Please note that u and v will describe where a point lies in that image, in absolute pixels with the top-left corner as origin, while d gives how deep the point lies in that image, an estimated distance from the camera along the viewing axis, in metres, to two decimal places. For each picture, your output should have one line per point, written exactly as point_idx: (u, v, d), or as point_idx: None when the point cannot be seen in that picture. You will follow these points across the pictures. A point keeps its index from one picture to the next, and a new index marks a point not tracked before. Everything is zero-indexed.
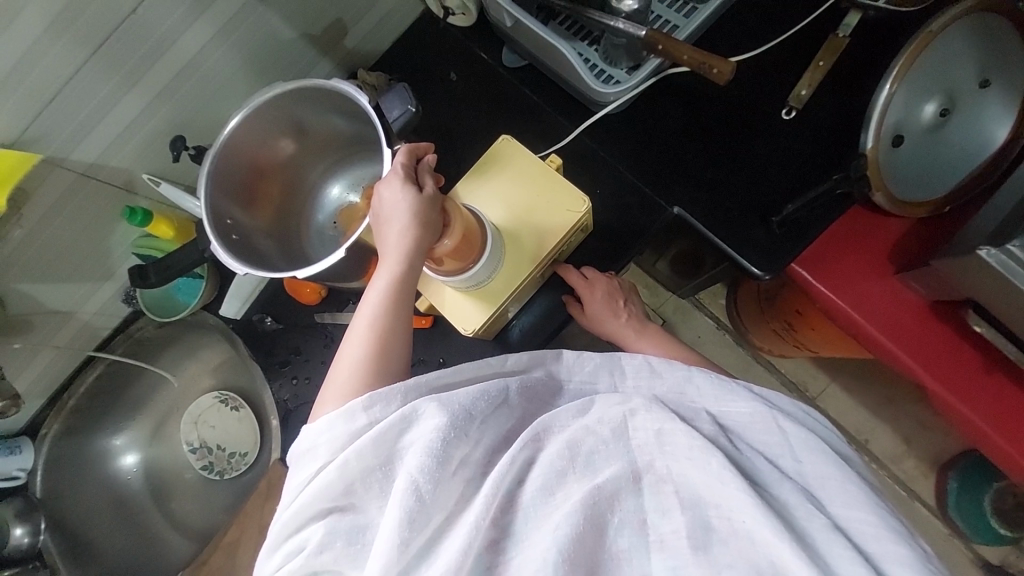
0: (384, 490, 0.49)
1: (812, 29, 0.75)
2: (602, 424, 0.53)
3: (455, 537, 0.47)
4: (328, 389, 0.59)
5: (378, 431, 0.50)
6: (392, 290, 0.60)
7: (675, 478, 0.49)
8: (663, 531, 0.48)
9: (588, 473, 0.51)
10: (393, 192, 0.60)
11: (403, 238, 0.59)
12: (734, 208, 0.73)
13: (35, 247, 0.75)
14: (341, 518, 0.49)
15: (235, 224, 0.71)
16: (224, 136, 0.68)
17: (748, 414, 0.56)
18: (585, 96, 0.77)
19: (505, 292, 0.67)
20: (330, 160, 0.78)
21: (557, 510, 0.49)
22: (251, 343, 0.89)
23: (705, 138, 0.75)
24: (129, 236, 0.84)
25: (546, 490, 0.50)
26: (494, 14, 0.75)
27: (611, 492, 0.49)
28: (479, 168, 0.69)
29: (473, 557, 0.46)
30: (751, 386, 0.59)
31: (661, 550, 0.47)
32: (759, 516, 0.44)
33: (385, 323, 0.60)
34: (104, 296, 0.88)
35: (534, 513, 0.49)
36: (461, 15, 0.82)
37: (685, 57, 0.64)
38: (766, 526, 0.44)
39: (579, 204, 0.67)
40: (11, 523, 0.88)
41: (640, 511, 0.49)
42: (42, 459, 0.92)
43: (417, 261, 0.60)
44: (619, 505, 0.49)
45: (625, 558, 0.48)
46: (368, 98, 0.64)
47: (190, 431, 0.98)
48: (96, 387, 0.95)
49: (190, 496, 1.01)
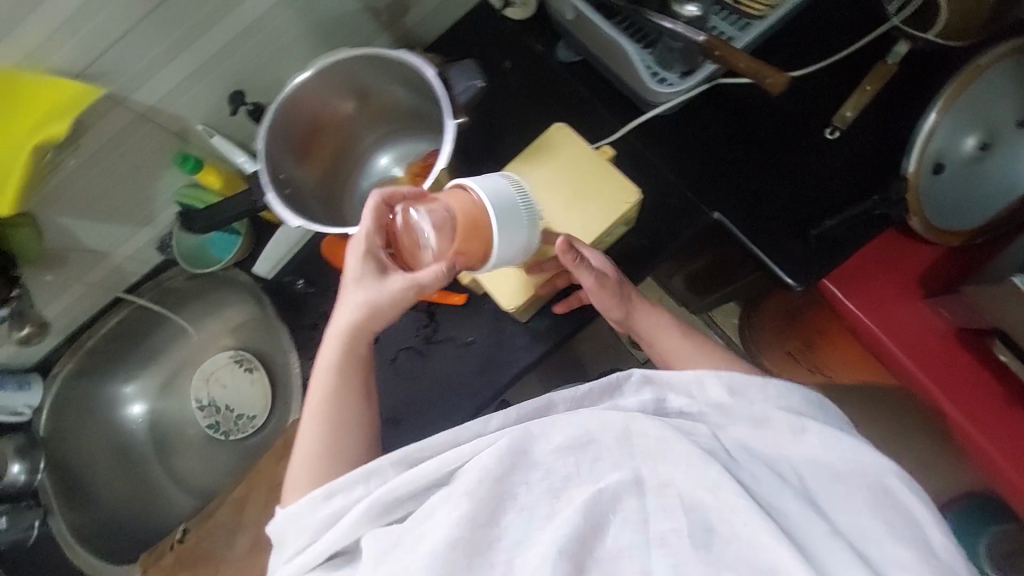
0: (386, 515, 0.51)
1: (860, 55, 0.77)
2: (603, 433, 0.51)
3: (441, 530, 0.47)
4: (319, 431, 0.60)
5: (343, 523, 0.51)
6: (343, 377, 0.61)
7: (677, 484, 0.48)
8: (665, 528, 0.47)
9: (591, 477, 0.50)
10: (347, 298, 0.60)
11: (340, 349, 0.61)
12: (773, 219, 0.75)
13: (83, 182, 0.75)
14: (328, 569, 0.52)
15: (286, 178, 0.72)
16: (291, 88, 0.68)
17: (747, 425, 0.55)
18: (637, 96, 0.78)
19: (548, 276, 0.70)
20: (384, 129, 0.79)
21: (559, 512, 0.48)
22: (279, 304, 0.88)
23: (750, 149, 0.77)
24: (173, 184, 0.85)
25: (551, 492, 0.49)
26: (556, 8, 0.77)
27: (615, 496, 0.48)
28: (529, 155, 0.69)
29: (473, 548, 0.47)
30: (760, 384, 0.56)
31: (664, 547, 0.46)
32: (760, 517, 0.45)
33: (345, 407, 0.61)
34: (139, 242, 0.88)
35: (537, 514, 0.49)
36: (518, 8, 0.85)
37: (742, 65, 0.66)
38: (767, 527, 0.45)
39: (629, 196, 0.66)
40: (9, 459, 0.88)
41: (643, 510, 0.48)
42: (50, 396, 0.93)
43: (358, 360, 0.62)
44: (621, 505, 0.48)
45: (624, 556, 0.46)
46: (433, 70, 0.65)
47: (200, 388, 1.02)
48: (116, 332, 0.96)
49: (191, 454, 1.02)
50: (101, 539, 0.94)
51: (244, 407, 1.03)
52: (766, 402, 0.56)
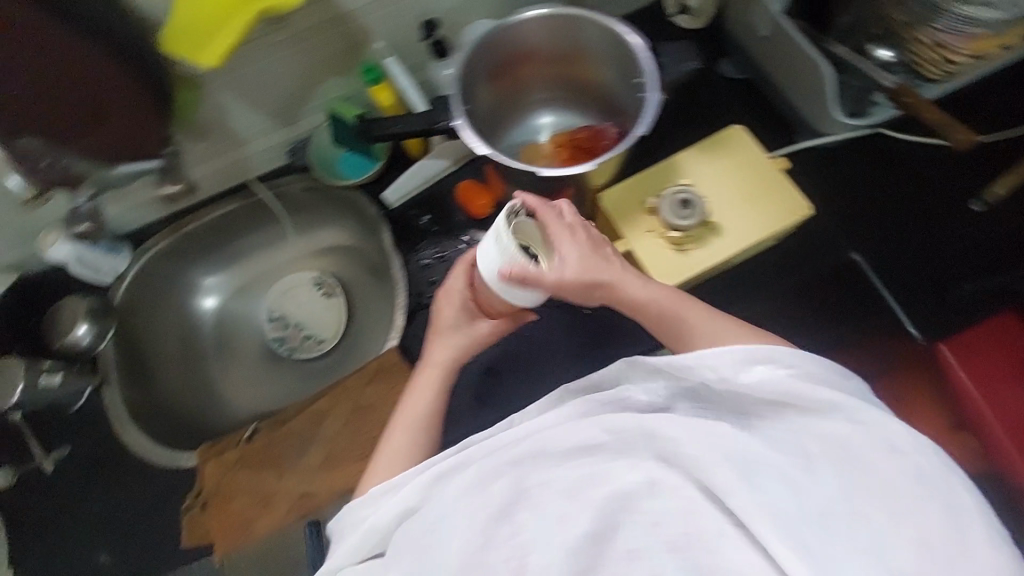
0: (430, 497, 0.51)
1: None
2: (614, 432, 0.46)
3: (458, 517, 0.46)
4: (420, 419, 0.62)
5: (385, 510, 0.53)
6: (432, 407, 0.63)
7: (667, 483, 0.41)
8: (671, 529, 0.39)
9: (599, 468, 0.44)
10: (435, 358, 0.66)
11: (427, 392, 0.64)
12: (911, 273, 0.77)
13: (257, 67, 0.73)
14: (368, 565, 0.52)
15: (470, 100, 0.73)
16: (517, 21, 0.69)
17: (795, 419, 0.45)
18: (808, 126, 0.79)
19: (707, 261, 0.66)
20: (565, 97, 0.80)
21: (569, 510, 0.43)
22: (397, 234, 0.88)
23: (900, 201, 0.79)
24: (326, 93, 0.83)
25: (550, 484, 0.45)
26: (751, 21, 0.76)
27: (625, 496, 0.42)
28: (706, 146, 0.69)
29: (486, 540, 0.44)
30: (787, 375, 0.48)
31: (675, 550, 0.39)
32: (745, 518, 0.38)
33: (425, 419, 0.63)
34: (273, 141, 0.88)
35: (523, 505, 0.45)
36: (692, 17, 0.84)
37: (928, 115, 0.67)
38: (768, 532, 0.37)
39: (801, 209, 0.67)
40: (79, 318, 0.84)
41: (656, 512, 0.41)
42: (136, 267, 0.91)
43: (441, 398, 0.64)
44: (630, 500, 0.41)
45: (637, 557, 0.39)
46: (643, 44, 0.68)
47: (276, 300, 0.99)
48: (218, 223, 0.95)
49: (245, 364, 0.97)
50: (156, 417, 0.88)
51: (313, 328, 0.98)
52: (802, 391, 0.46)
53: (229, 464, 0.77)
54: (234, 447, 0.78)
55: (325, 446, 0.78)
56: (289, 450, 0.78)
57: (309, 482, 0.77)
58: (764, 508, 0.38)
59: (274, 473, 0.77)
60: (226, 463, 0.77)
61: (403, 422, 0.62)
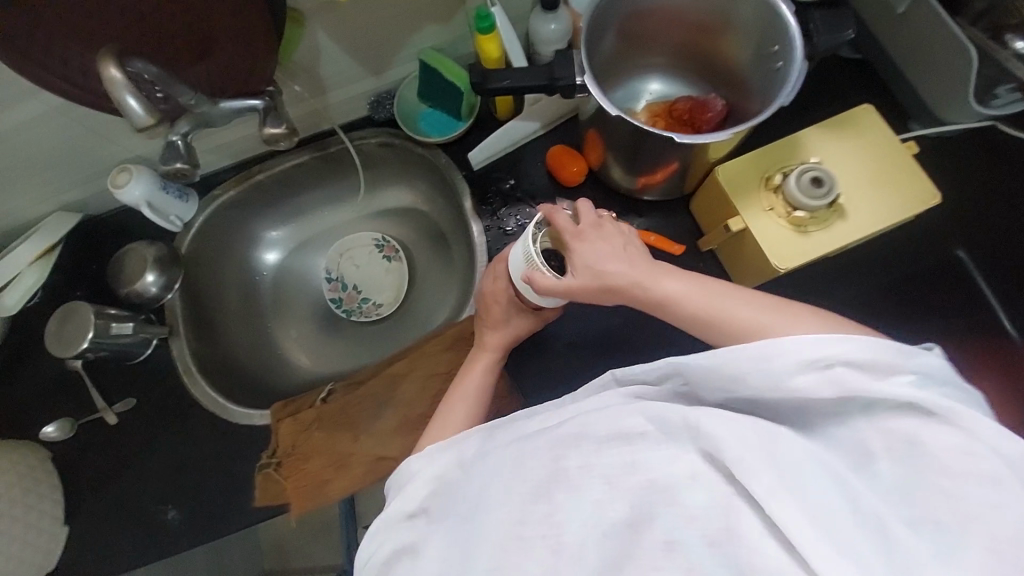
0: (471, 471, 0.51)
1: None
2: (654, 423, 0.44)
3: (494, 495, 0.46)
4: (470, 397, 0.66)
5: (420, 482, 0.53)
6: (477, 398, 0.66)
7: (710, 479, 0.40)
8: (711, 528, 0.38)
9: (642, 459, 0.43)
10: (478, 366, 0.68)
11: (475, 383, 0.67)
12: (1016, 272, 0.75)
13: (359, 7, 0.69)
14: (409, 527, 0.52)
15: (596, 47, 0.69)
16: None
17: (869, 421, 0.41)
18: (926, 112, 0.75)
19: (827, 246, 0.63)
20: (687, 62, 0.76)
21: (609, 498, 0.42)
22: (479, 198, 0.84)
23: (1016, 198, 0.75)
24: (423, 40, 0.80)
25: (585, 466, 0.44)
26: None
27: (666, 487, 0.41)
28: (832, 124, 0.67)
29: (522, 522, 0.44)
30: (852, 374, 0.41)
31: (714, 546, 0.38)
32: (790, 525, 0.36)
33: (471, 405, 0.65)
34: (356, 90, 0.84)
35: (560, 485, 0.44)
36: None
37: None
38: (813, 535, 0.35)
39: (928, 197, 0.63)
40: (147, 266, 0.81)
41: (695, 505, 0.40)
42: (201, 217, 0.87)
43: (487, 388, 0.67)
44: (674, 498, 0.40)
45: (673, 551, 0.38)
46: (796, 22, 0.60)
47: (334, 261, 0.97)
48: (289, 175, 0.90)
49: (303, 323, 0.95)
50: (225, 375, 0.85)
51: (372, 292, 0.96)
52: (864, 389, 0.41)
53: (306, 423, 0.76)
54: (309, 407, 0.77)
55: (401, 410, 0.77)
56: (366, 412, 0.77)
57: (385, 446, 0.75)
58: (816, 513, 0.36)
59: (350, 435, 0.77)
60: (303, 422, 0.76)
61: (465, 395, 0.65)
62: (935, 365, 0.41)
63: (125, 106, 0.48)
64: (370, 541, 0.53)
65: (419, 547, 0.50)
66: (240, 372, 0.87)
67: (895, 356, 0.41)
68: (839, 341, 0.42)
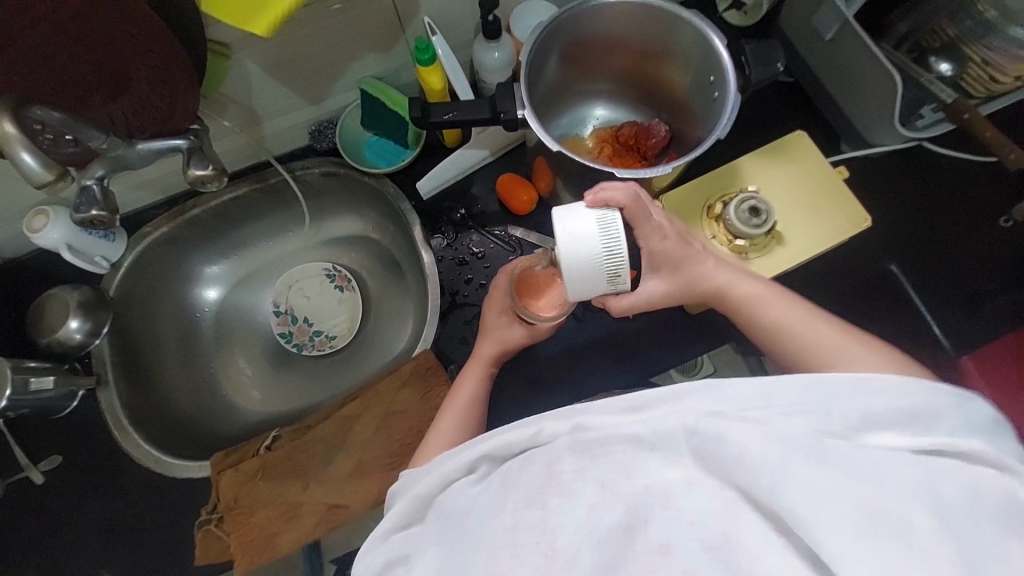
0: (459, 488, 0.47)
1: None
2: (654, 429, 0.42)
3: (489, 519, 0.43)
4: (465, 407, 0.64)
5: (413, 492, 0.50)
6: (470, 407, 0.64)
7: (707, 485, 0.39)
8: (710, 533, 0.37)
9: (631, 471, 0.41)
10: (469, 381, 0.66)
11: (465, 394, 0.65)
12: (949, 286, 0.78)
13: (291, 37, 0.66)
14: (406, 535, 0.49)
15: (538, 76, 0.69)
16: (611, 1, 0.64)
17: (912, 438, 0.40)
18: (854, 133, 0.80)
19: (770, 270, 0.65)
20: (628, 88, 0.77)
21: (604, 505, 0.40)
22: (429, 228, 0.82)
23: (938, 213, 0.80)
24: (364, 69, 0.78)
25: (578, 470, 0.42)
26: (814, 24, 0.75)
27: (663, 492, 0.39)
28: (770, 151, 0.69)
29: (519, 535, 0.41)
30: (903, 412, 0.40)
31: (711, 549, 0.36)
32: (799, 525, 0.36)
33: (467, 407, 0.64)
34: (294, 119, 0.81)
35: (552, 491, 0.42)
36: (739, 14, 0.84)
37: (987, 134, 0.68)
38: (818, 530, 0.35)
39: (860, 220, 0.66)
40: (71, 312, 0.76)
41: (696, 511, 0.38)
42: (131, 255, 0.82)
43: (478, 399, 0.65)
44: (670, 504, 0.39)
45: (671, 556, 0.37)
46: (728, 56, 0.62)
47: (281, 293, 0.92)
48: (226, 208, 0.86)
49: (255, 357, 0.90)
50: (162, 424, 0.80)
51: (324, 323, 0.91)
52: (890, 413, 0.40)
53: (249, 474, 0.71)
54: (252, 456, 0.72)
55: (354, 454, 0.73)
56: (315, 458, 0.73)
57: (339, 493, 0.72)
58: (826, 509, 0.35)
59: (300, 482, 0.72)
60: (245, 472, 0.71)
61: (461, 405, 0.64)
62: (978, 412, 0.42)
63: (20, 160, 0.45)
64: (363, 558, 0.50)
65: (409, 557, 0.47)
66: (180, 422, 0.82)
67: (930, 401, 0.41)
68: (897, 382, 0.42)
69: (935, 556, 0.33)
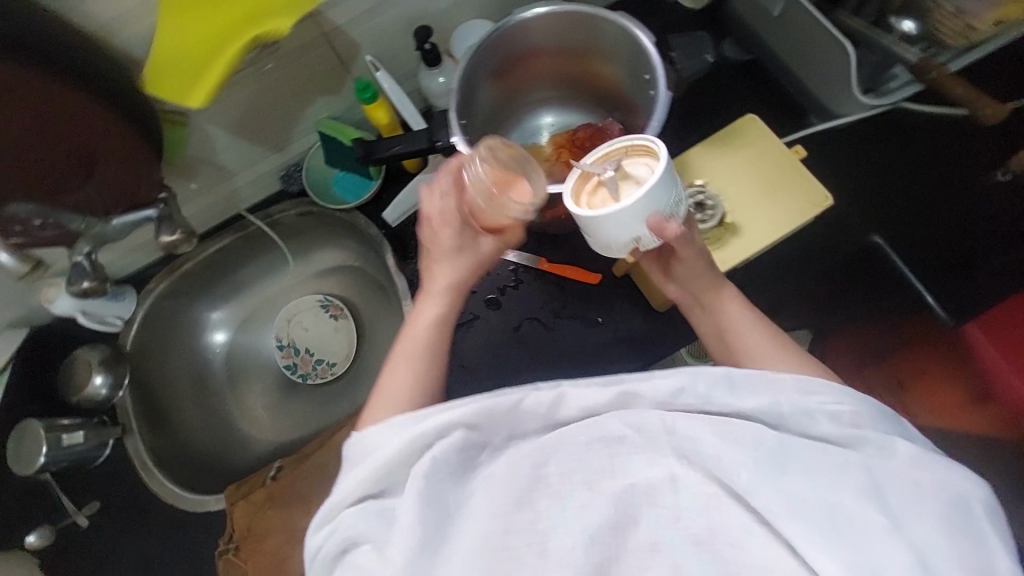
0: (428, 465, 0.48)
1: None
2: (634, 428, 0.49)
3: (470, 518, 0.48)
4: (419, 350, 0.59)
5: (377, 458, 0.50)
6: (427, 346, 0.59)
7: (689, 480, 0.46)
8: (693, 525, 0.45)
9: (619, 471, 0.47)
10: (423, 313, 0.61)
11: (422, 327, 0.60)
12: (937, 249, 0.74)
13: (240, 95, 0.70)
14: (374, 503, 0.50)
15: (472, 100, 0.69)
16: (519, 19, 0.66)
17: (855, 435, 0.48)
18: (817, 104, 0.76)
19: (727, 263, 0.64)
20: (569, 92, 0.77)
21: (591, 504, 0.46)
22: (400, 254, 0.85)
23: (917, 175, 0.76)
24: (320, 113, 0.81)
25: (565, 474, 0.48)
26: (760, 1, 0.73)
27: (647, 490, 0.46)
28: (721, 138, 0.67)
29: (514, 533, 0.46)
30: (841, 407, 0.49)
31: (696, 543, 0.44)
32: (770, 512, 0.44)
33: (423, 347, 0.59)
34: (265, 168, 0.86)
35: (542, 493, 0.47)
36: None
37: (958, 91, 0.63)
38: (786, 519, 0.43)
39: (821, 200, 0.63)
40: (94, 369, 0.85)
41: (677, 506, 0.46)
42: (141, 312, 0.90)
43: (435, 334, 0.60)
44: (655, 500, 0.46)
45: (658, 551, 0.44)
46: (657, 50, 0.64)
47: (281, 328, 0.96)
48: (216, 258, 0.93)
49: (263, 392, 0.96)
50: (183, 464, 0.89)
51: (325, 352, 0.96)
52: (828, 413, 0.49)
53: (259, 503, 0.77)
54: (261, 486, 0.78)
55: None
56: (313, 486, 0.78)
57: None
58: (794, 503, 0.44)
59: (303, 509, 0.77)
60: (255, 502, 0.77)
61: (415, 344, 0.59)
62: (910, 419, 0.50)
63: None
64: (320, 527, 0.51)
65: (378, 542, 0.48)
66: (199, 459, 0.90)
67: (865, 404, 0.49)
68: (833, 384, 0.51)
69: (885, 542, 0.41)
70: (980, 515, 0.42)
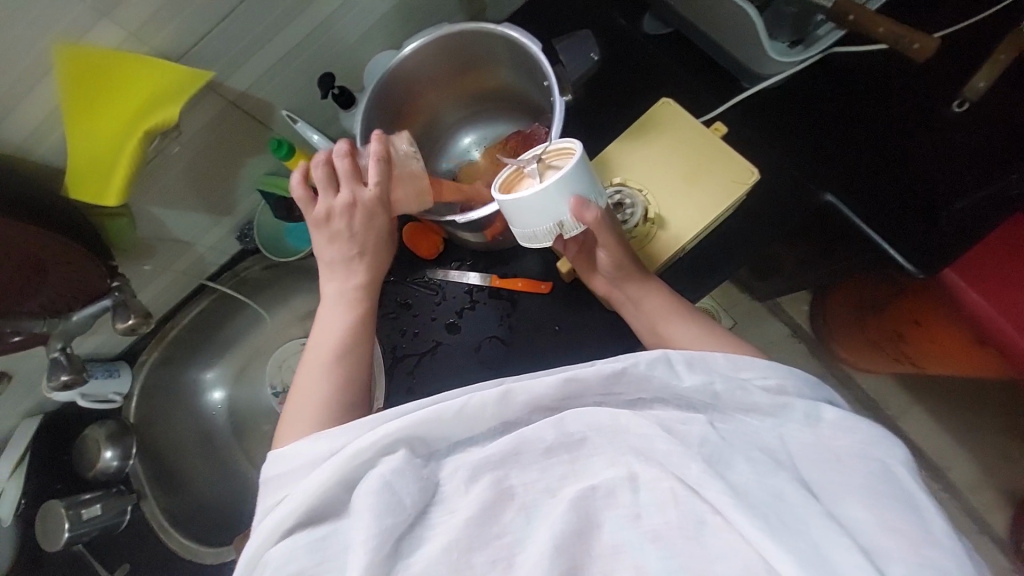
0: (361, 493, 0.45)
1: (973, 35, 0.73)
2: (594, 428, 0.48)
3: (429, 538, 0.45)
4: (326, 360, 0.61)
5: (308, 480, 0.47)
6: (336, 352, 0.61)
7: (646, 477, 0.45)
8: (656, 523, 0.44)
9: (583, 473, 0.47)
10: (331, 317, 0.63)
11: (332, 331, 0.63)
12: (893, 198, 0.71)
13: (167, 173, 0.72)
14: (306, 532, 0.46)
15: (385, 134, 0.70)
16: (403, 51, 0.67)
17: (778, 415, 0.50)
18: (743, 69, 0.72)
19: (660, 256, 0.63)
20: (483, 106, 0.77)
21: (550, 512, 0.45)
22: None
23: (861, 124, 0.73)
24: (254, 171, 0.83)
25: (529, 483, 0.46)
26: None
27: (608, 489, 0.45)
28: (637, 129, 0.66)
29: (474, 552, 0.44)
30: (763, 384, 0.52)
31: (656, 542, 0.43)
32: (723, 502, 0.42)
33: (339, 356, 0.61)
34: (218, 233, 0.88)
35: (507, 503, 0.46)
36: None
37: (881, 30, 0.59)
38: (739, 510, 0.41)
39: (746, 175, 0.62)
40: (103, 444, 0.92)
41: (637, 504, 0.45)
42: (137, 386, 0.94)
43: (343, 341, 0.62)
44: (615, 502, 0.45)
45: (621, 554, 0.44)
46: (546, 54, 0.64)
47: (274, 374, 0.98)
48: (196, 322, 0.96)
49: (260, 442, 1.00)
50: (197, 520, 0.95)
51: None
52: (758, 395, 0.51)
53: None
54: None
55: None
56: None
57: None
58: (746, 495, 0.43)
59: None
60: None
61: (323, 353, 0.61)
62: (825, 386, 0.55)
63: None
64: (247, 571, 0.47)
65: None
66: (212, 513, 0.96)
67: (781, 378, 0.52)
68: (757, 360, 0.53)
69: (826, 525, 0.41)
70: (902, 475, 0.46)
